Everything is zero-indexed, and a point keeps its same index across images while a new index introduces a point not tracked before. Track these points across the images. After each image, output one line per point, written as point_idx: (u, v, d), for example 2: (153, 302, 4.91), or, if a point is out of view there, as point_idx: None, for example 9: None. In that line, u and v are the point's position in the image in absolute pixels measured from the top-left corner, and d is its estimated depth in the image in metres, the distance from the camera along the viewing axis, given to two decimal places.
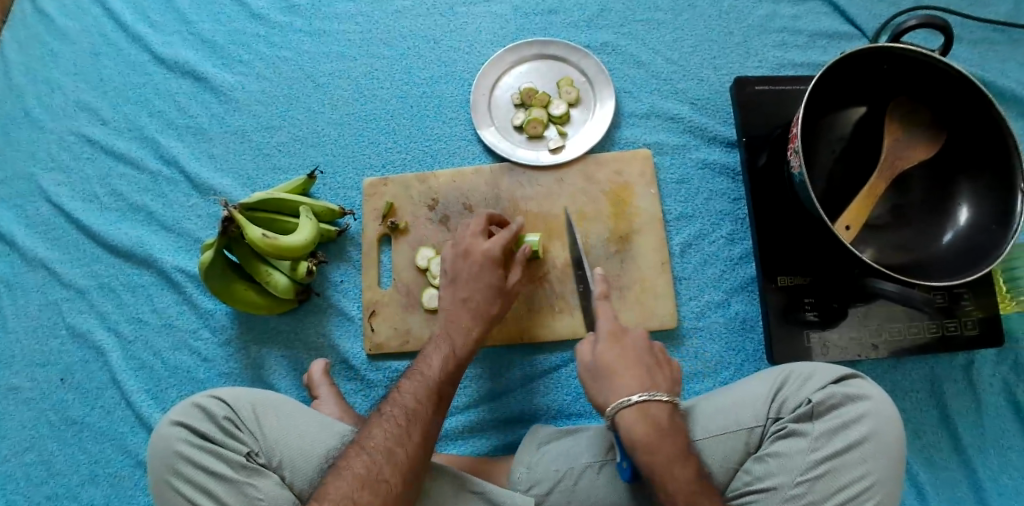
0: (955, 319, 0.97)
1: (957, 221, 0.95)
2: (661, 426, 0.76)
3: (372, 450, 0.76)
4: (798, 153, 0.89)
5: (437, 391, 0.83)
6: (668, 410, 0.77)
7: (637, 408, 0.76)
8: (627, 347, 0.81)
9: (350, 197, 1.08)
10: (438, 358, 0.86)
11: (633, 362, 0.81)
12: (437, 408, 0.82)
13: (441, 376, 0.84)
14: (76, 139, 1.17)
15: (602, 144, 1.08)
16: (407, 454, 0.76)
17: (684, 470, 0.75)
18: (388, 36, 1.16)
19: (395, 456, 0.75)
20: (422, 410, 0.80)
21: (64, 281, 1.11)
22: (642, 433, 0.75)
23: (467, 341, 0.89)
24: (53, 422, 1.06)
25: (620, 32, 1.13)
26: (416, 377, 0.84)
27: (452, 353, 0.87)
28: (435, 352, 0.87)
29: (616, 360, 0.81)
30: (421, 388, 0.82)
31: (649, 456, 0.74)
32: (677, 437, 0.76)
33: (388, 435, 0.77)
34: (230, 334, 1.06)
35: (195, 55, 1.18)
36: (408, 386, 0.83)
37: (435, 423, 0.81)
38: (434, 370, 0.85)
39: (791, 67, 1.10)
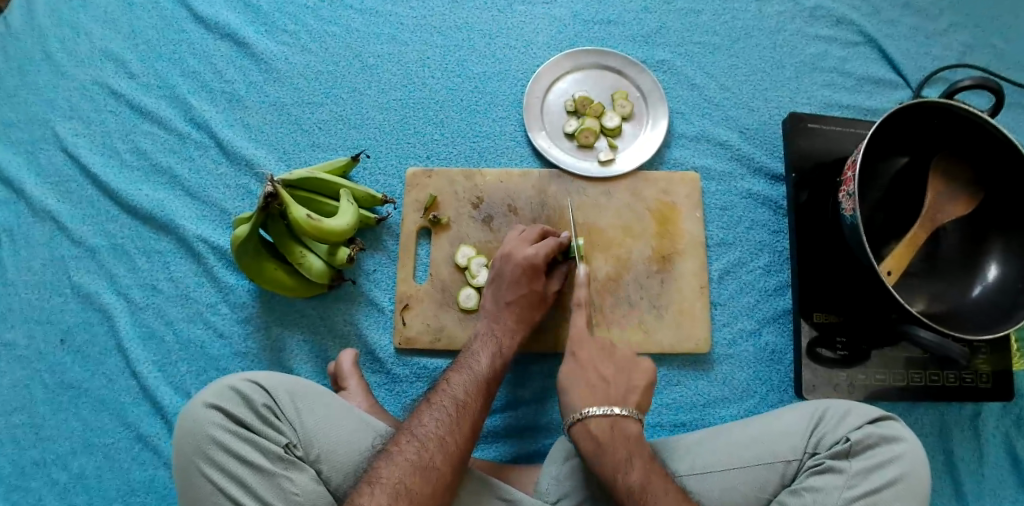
0: (970, 370, 1.01)
1: (986, 277, 0.98)
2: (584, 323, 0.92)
3: (424, 437, 0.75)
4: (853, 197, 0.90)
5: (486, 387, 0.83)
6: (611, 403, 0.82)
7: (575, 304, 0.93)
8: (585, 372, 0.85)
9: (390, 185, 1.05)
10: (486, 353, 0.87)
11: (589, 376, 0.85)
12: (485, 402, 0.82)
13: (488, 373, 0.84)
14: (98, 88, 1.11)
15: (651, 162, 1.08)
16: (460, 442, 0.76)
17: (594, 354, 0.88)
18: (443, 25, 1.13)
19: (448, 444, 0.75)
20: (473, 403, 0.80)
21: (73, 238, 1.05)
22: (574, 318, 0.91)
23: (513, 342, 0.89)
24: (48, 384, 1.00)
25: (678, 52, 1.13)
26: (462, 371, 0.84)
27: (498, 352, 0.87)
28: (483, 349, 0.87)
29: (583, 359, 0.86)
30: (470, 381, 0.82)
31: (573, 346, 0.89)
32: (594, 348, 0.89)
33: (441, 423, 0.76)
34: (250, 312, 1.02)
35: (237, 17, 1.13)
36: (456, 379, 0.82)
37: (482, 415, 0.80)
38: (483, 365, 0.85)
39: (839, 108, 1.12)
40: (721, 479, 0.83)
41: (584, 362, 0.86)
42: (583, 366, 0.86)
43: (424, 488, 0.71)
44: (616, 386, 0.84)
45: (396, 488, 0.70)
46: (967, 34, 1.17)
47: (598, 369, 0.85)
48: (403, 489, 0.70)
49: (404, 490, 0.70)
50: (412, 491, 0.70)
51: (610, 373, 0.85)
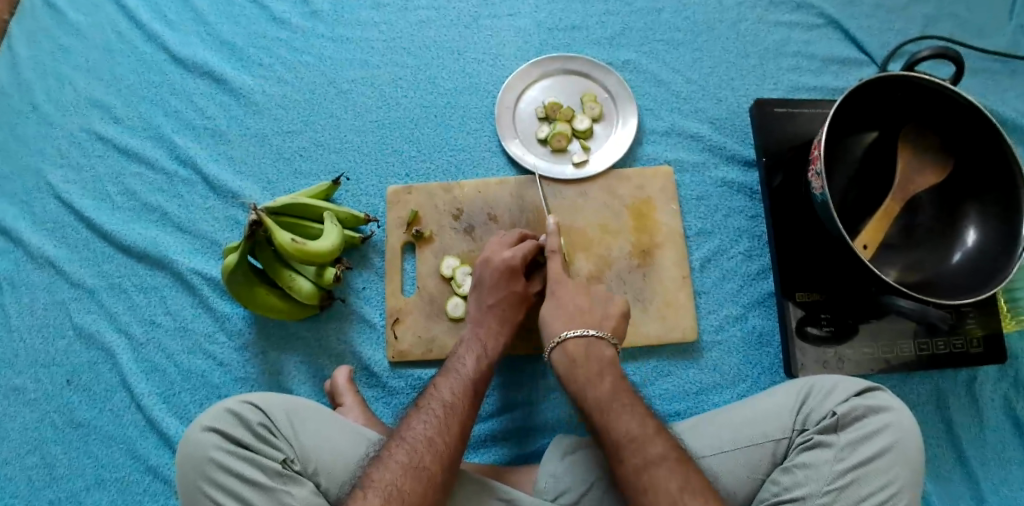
0: (961, 336, 1.01)
1: (964, 243, 0.99)
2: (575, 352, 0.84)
3: (413, 439, 0.77)
4: (821, 175, 0.92)
5: (473, 388, 0.85)
6: (606, 391, 0.80)
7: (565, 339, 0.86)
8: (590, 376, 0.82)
9: (372, 204, 1.08)
10: (471, 356, 0.89)
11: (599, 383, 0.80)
12: (474, 404, 0.84)
13: (475, 374, 0.86)
14: (86, 135, 1.15)
15: (624, 160, 1.10)
16: (449, 443, 0.78)
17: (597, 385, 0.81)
18: (412, 45, 1.17)
19: (438, 445, 0.77)
20: (460, 404, 0.82)
21: (72, 280, 1.08)
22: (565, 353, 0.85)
23: (497, 344, 0.91)
24: (58, 424, 1.03)
25: (642, 50, 1.16)
26: (450, 375, 0.86)
27: (484, 354, 0.89)
28: (469, 352, 0.89)
29: (578, 346, 0.85)
30: (456, 383, 0.84)
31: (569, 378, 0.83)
32: (593, 362, 0.83)
33: (429, 427, 0.78)
34: (247, 338, 1.05)
35: (214, 56, 1.18)
36: (443, 383, 0.84)
37: (471, 416, 0.82)
38: (469, 368, 0.87)
39: (805, 90, 1.14)
40: (718, 462, 0.84)
41: (580, 348, 0.85)
42: (578, 353, 0.84)
43: (414, 488, 0.73)
44: (610, 370, 0.83)
45: (387, 490, 0.72)
46: (927, 7, 1.18)
47: (599, 360, 0.84)
48: (395, 491, 0.72)
49: (395, 491, 0.72)
50: (403, 492, 0.72)
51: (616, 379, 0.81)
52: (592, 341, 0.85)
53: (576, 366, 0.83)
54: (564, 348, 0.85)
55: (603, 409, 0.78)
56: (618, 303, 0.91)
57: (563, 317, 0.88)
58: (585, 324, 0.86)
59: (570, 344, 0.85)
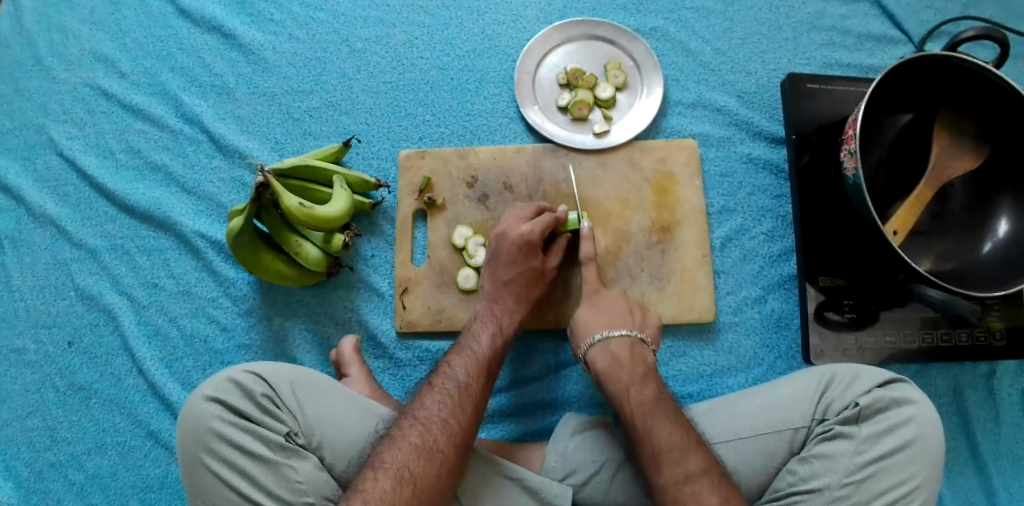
0: (984, 328, 0.97)
1: (995, 233, 0.96)
2: (619, 357, 0.84)
3: (427, 420, 0.75)
4: (856, 155, 0.88)
5: (487, 368, 0.82)
6: (638, 401, 0.79)
7: (602, 344, 0.86)
8: (626, 362, 0.84)
9: (384, 168, 1.04)
10: (486, 336, 0.85)
11: (624, 373, 0.83)
12: (488, 383, 0.81)
13: (490, 354, 0.83)
14: (90, 91, 1.08)
15: (647, 132, 1.05)
16: (464, 428, 0.75)
17: (632, 373, 0.83)
18: (430, 3, 1.11)
19: (454, 428, 0.74)
20: (475, 387, 0.79)
21: (73, 241, 1.03)
22: (603, 361, 0.85)
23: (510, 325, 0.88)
24: (59, 387, 1.00)
25: (671, 18, 1.10)
26: (464, 355, 0.82)
27: (499, 331, 0.87)
28: (484, 329, 0.87)
29: (620, 346, 0.85)
30: (471, 364, 0.81)
31: (609, 377, 0.83)
32: (636, 366, 0.84)
33: (443, 409, 0.76)
34: (251, 304, 1.01)
35: (222, 10, 1.10)
36: (457, 363, 0.81)
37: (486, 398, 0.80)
38: (485, 349, 0.84)
39: (838, 67, 1.09)
40: (735, 448, 0.82)
41: (623, 349, 0.85)
42: (621, 351, 0.85)
43: (428, 472, 0.71)
44: (651, 375, 0.83)
45: (400, 472, 0.70)
46: None
47: (635, 354, 0.85)
48: (407, 473, 0.70)
49: (408, 474, 0.70)
50: (416, 474, 0.70)
51: (649, 362, 0.85)
52: (634, 343, 0.86)
53: (615, 359, 0.84)
54: (605, 346, 0.86)
55: (627, 391, 0.81)
56: (652, 314, 0.94)
57: (601, 320, 0.89)
58: (623, 325, 0.88)
59: (613, 341, 0.86)
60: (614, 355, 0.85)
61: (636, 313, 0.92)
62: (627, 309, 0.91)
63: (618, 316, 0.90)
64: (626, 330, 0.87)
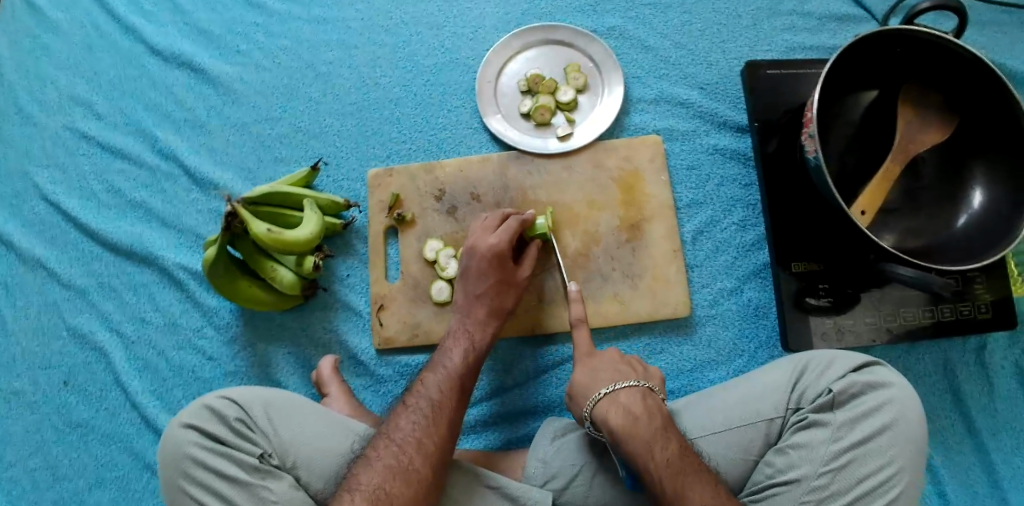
0: (968, 302, 0.97)
1: (970, 205, 0.95)
2: (633, 410, 0.78)
3: (402, 441, 0.76)
4: (815, 138, 0.87)
5: (460, 385, 0.82)
6: (664, 462, 0.74)
7: (609, 398, 0.80)
8: (640, 417, 0.78)
9: (354, 188, 1.06)
10: (458, 351, 0.86)
11: (642, 429, 0.77)
12: (461, 399, 0.82)
13: (462, 369, 0.84)
14: (70, 134, 1.11)
15: (611, 132, 1.06)
16: (438, 444, 0.76)
17: (651, 426, 0.77)
18: (390, 22, 1.12)
19: (428, 445, 0.76)
20: (448, 402, 0.80)
21: (62, 281, 1.06)
22: (617, 418, 0.78)
23: (483, 337, 0.89)
24: (58, 425, 1.03)
25: (628, 16, 1.10)
26: (438, 372, 0.83)
27: (471, 346, 0.87)
28: (456, 345, 0.87)
29: (632, 398, 0.80)
30: (444, 381, 0.82)
31: (626, 438, 0.77)
32: (654, 419, 0.78)
33: (417, 429, 0.77)
34: (235, 332, 1.03)
35: (191, 45, 1.13)
36: (431, 380, 0.82)
37: (461, 412, 0.81)
38: (457, 363, 0.84)
39: (801, 50, 1.08)
40: (712, 444, 0.81)
41: (636, 402, 0.79)
42: (635, 405, 0.79)
43: (405, 492, 0.72)
44: (670, 428, 0.78)
45: (376, 494, 0.71)
46: None
47: (648, 406, 0.79)
48: (382, 494, 0.72)
49: (384, 495, 0.72)
50: (392, 495, 0.72)
51: (660, 412, 0.79)
52: (645, 395, 0.80)
53: (631, 416, 0.78)
54: (617, 400, 0.80)
55: (649, 452, 0.75)
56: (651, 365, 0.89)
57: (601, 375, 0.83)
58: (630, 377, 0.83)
59: (622, 393, 0.80)
60: (624, 413, 0.79)
61: (636, 365, 0.86)
62: (626, 360, 0.86)
63: (622, 368, 0.84)
64: (633, 382, 0.82)
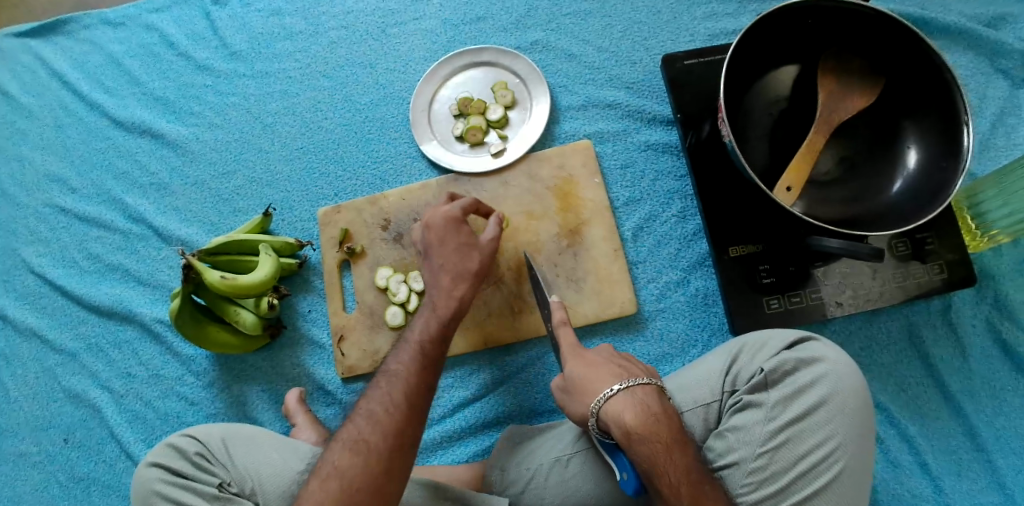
0: (921, 265, 0.95)
1: (906, 166, 0.93)
2: (652, 411, 0.75)
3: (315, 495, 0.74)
4: (726, 123, 0.87)
5: (393, 429, 0.77)
6: (683, 470, 0.73)
7: (628, 397, 0.75)
8: (657, 418, 0.74)
9: (307, 229, 1.11)
10: (395, 384, 0.81)
11: (658, 432, 0.73)
12: (392, 446, 0.77)
13: (398, 413, 0.78)
14: (50, 210, 1.20)
15: (544, 142, 1.08)
16: (377, 461, 0.75)
17: (665, 429, 0.74)
18: (327, 67, 1.18)
19: (365, 464, 0.75)
20: (386, 415, 0.78)
21: (54, 346, 1.15)
22: (636, 420, 0.73)
23: (430, 335, 0.85)
24: (62, 481, 1.10)
25: (550, 28, 1.13)
26: (384, 381, 0.82)
27: (412, 381, 0.81)
28: (394, 383, 0.81)
29: (650, 397, 0.76)
30: (389, 391, 0.80)
31: (642, 441, 0.73)
32: (668, 421, 0.75)
33: (348, 453, 0.76)
34: (212, 376, 1.09)
35: (150, 114, 1.21)
36: (377, 392, 0.81)
37: (409, 419, 0.79)
38: (406, 368, 0.82)
39: (724, 36, 1.09)
40: None
41: (654, 403, 0.76)
42: (653, 405, 0.75)
43: None
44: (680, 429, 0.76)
45: None
46: None
47: (664, 406, 0.76)
48: None
49: None
50: None
51: (669, 411, 0.76)
52: (661, 394, 0.77)
53: (650, 417, 0.74)
54: (638, 397, 0.75)
55: (664, 456, 0.72)
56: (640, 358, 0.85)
57: (606, 375, 0.79)
58: (633, 375, 0.78)
59: (640, 391, 0.76)
60: (642, 413, 0.74)
61: (637, 362, 0.82)
62: (629, 359, 0.82)
63: (629, 366, 0.80)
64: (647, 379, 0.77)
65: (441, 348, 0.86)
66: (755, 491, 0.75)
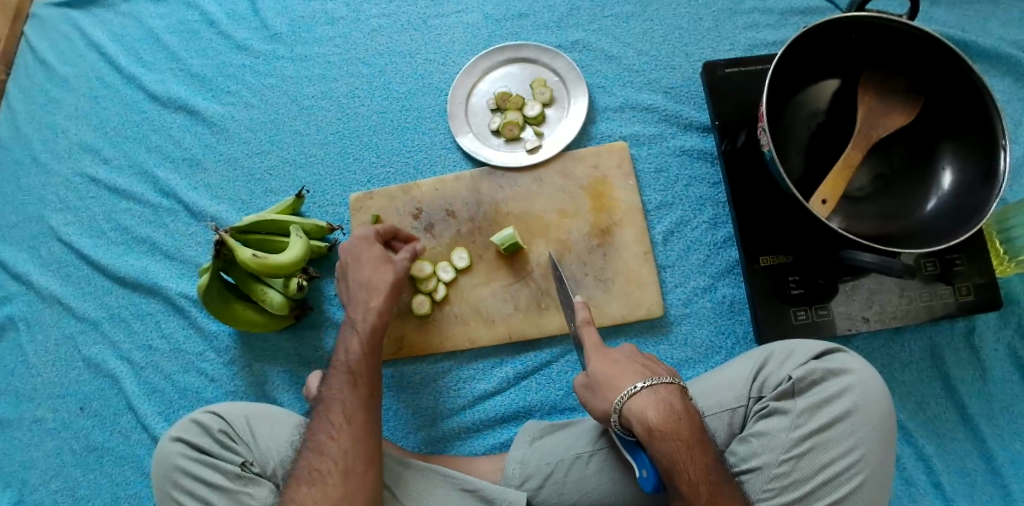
0: (949, 285, 0.95)
1: (941, 186, 0.93)
2: (675, 409, 0.75)
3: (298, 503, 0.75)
4: (766, 132, 0.88)
5: (352, 426, 0.80)
6: (703, 469, 0.74)
7: (652, 394, 0.76)
8: (679, 417, 0.75)
9: (338, 213, 1.12)
10: (342, 385, 0.83)
11: (679, 430, 0.74)
12: (355, 444, 0.79)
13: (349, 409, 0.81)
14: (80, 179, 1.21)
15: (579, 141, 1.09)
16: (335, 484, 0.76)
17: (685, 428, 0.75)
18: (365, 54, 1.19)
19: (326, 492, 0.76)
20: (330, 442, 0.79)
21: (77, 314, 1.15)
22: (659, 417, 0.74)
23: (356, 354, 0.86)
24: (76, 449, 1.10)
25: (590, 29, 1.14)
26: (325, 410, 0.82)
27: (356, 377, 0.84)
28: (341, 382, 0.84)
29: (673, 396, 0.76)
30: (328, 418, 0.81)
31: (665, 439, 0.73)
32: (690, 420, 0.76)
33: (308, 480, 0.76)
34: (234, 354, 1.10)
35: (186, 89, 1.22)
36: (319, 419, 0.81)
37: (357, 438, 0.79)
38: (340, 394, 0.83)
39: (764, 47, 1.09)
40: None
41: (676, 402, 0.76)
42: (676, 403, 0.76)
43: None
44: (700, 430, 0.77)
45: None
46: None
47: (685, 405, 0.77)
48: None
49: None
50: None
51: (690, 411, 0.77)
52: (683, 394, 0.78)
53: (672, 415, 0.75)
54: (661, 395, 0.76)
55: (683, 455, 0.73)
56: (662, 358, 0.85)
57: (632, 371, 0.79)
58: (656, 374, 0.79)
59: (663, 389, 0.76)
60: (664, 411, 0.75)
61: (658, 361, 0.83)
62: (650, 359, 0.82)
63: (653, 365, 0.81)
64: (670, 378, 0.78)
65: (374, 369, 0.86)
66: (776, 497, 0.75)
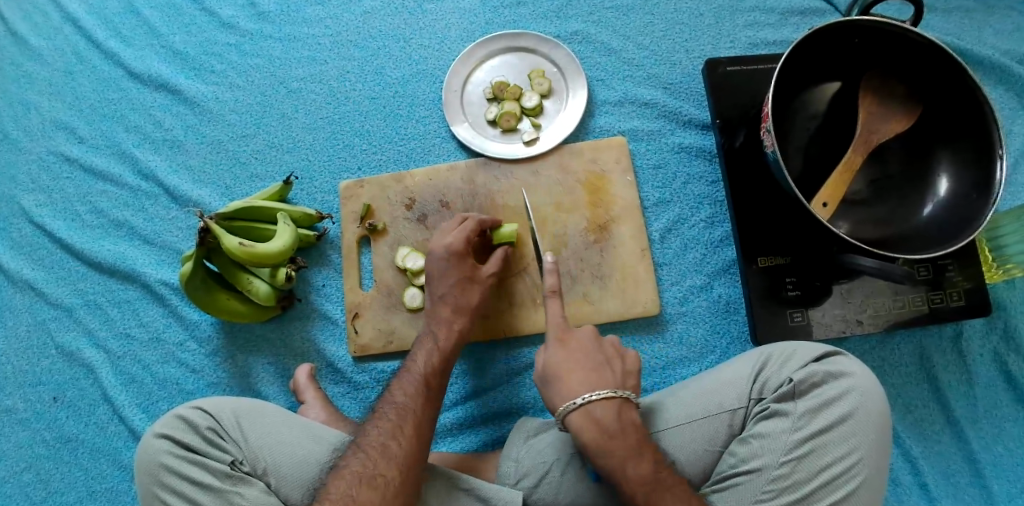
0: (941, 291, 0.96)
1: (937, 193, 0.93)
2: (607, 426, 0.75)
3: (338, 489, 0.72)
4: (771, 133, 0.87)
5: (420, 424, 0.79)
6: (640, 481, 0.73)
7: (582, 412, 0.76)
8: (613, 432, 0.75)
9: (327, 201, 1.08)
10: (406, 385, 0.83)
11: (612, 444, 0.74)
12: (420, 441, 0.78)
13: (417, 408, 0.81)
14: (53, 158, 1.15)
15: (576, 134, 1.07)
16: (395, 490, 0.73)
17: (621, 443, 0.75)
18: (357, 36, 1.15)
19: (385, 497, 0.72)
20: (398, 445, 0.76)
21: (50, 300, 1.10)
22: (590, 434, 0.75)
23: (433, 367, 0.86)
24: (48, 441, 1.06)
25: (590, 20, 1.12)
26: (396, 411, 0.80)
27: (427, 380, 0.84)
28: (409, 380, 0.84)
29: (604, 412, 0.76)
30: (400, 419, 0.79)
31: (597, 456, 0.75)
32: (628, 434, 0.75)
33: (367, 486, 0.73)
34: (216, 344, 1.06)
35: (168, 67, 1.16)
36: (385, 420, 0.79)
37: (420, 448, 0.78)
38: (411, 400, 0.81)
39: (764, 46, 1.08)
40: (679, 436, 0.82)
41: (608, 416, 0.76)
42: (606, 417, 0.76)
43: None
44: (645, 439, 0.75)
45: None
46: None
47: (625, 418, 0.77)
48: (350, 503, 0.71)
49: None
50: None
51: (635, 423, 0.76)
52: (621, 407, 0.77)
53: (600, 431, 0.75)
54: (588, 413, 0.76)
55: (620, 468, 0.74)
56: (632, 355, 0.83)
57: (576, 382, 0.79)
58: (601, 385, 0.78)
59: (595, 406, 0.76)
60: (596, 427, 0.76)
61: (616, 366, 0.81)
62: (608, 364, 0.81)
63: (602, 373, 0.80)
64: (612, 391, 0.78)
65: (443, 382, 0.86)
66: (776, 498, 0.75)
